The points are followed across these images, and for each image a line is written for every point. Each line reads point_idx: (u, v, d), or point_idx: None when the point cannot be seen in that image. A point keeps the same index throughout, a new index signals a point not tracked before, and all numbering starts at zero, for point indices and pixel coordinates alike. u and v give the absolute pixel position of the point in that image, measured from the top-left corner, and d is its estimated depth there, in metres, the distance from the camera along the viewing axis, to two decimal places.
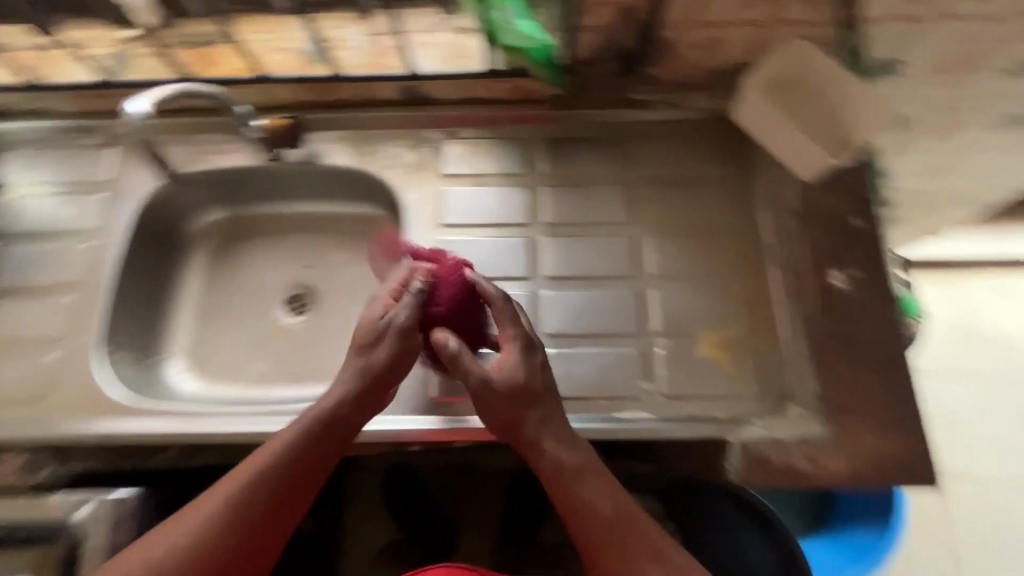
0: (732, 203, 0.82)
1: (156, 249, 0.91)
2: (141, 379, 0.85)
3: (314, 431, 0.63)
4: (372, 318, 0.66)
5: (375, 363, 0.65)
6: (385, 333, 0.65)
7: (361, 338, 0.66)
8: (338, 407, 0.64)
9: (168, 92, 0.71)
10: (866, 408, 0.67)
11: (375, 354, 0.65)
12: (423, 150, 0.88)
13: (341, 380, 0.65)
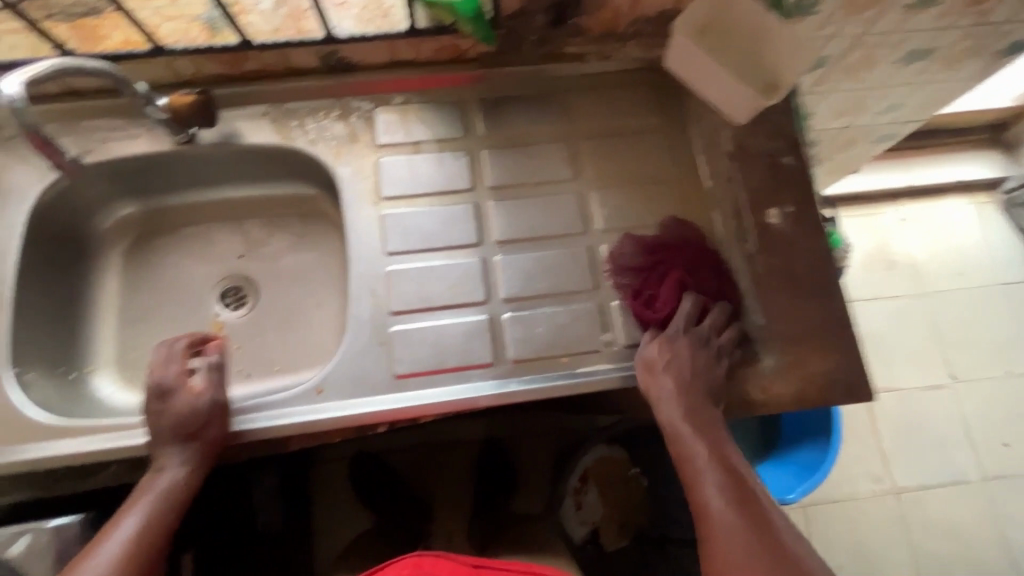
0: (670, 151, 0.83)
1: (60, 254, 0.82)
2: (64, 398, 0.77)
3: (162, 510, 0.62)
4: (189, 410, 0.66)
5: (211, 441, 0.67)
6: (206, 413, 0.67)
7: (183, 427, 0.65)
8: (177, 488, 0.64)
9: (44, 68, 0.60)
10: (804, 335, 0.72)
11: (205, 435, 0.67)
12: (353, 120, 0.82)
13: (177, 466, 0.65)
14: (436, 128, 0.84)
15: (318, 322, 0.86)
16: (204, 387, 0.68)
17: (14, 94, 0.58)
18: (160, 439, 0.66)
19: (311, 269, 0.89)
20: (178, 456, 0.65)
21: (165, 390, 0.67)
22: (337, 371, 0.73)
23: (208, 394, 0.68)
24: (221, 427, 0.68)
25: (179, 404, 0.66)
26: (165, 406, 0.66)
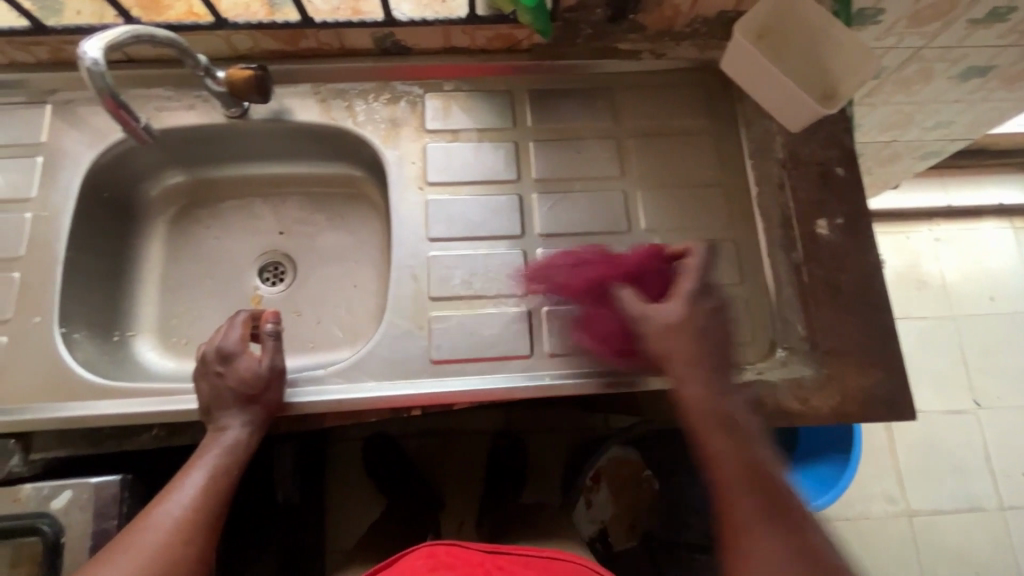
0: (719, 155, 0.82)
1: (110, 218, 0.83)
2: (107, 359, 0.79)
3: (226, 465, 0.65)
4: (252, 374, 0.68)
5: (270, 405, 0.69)
6: (267, 378, 0.69)
7: (246, 389, 0.68)
8: (240, 446, 0.67)
9: (122, 35, 0.61)
10: (877, 355, 0.71)
11: (266, 398, 0.69)
12: (403, 104, 0.83)
13: (239, 426, 0.67)
14: (484, 115, 0.83)
15: (354, 303, 0.87)
16: (263, 353, 0.70)
17: (96, 58, 0.59)
18: (219, 402, 0.68)
19: (349, 248, 0.90)
20: (240, 418, 0.67)
21: (226, 354, 0.68)
22: (376, 353, 0.73)
23: (268, 360, 0.70)
24: (280, 389, 0.70)
25: (240, 368, 0.68)
26: (228, 370, 0.68)
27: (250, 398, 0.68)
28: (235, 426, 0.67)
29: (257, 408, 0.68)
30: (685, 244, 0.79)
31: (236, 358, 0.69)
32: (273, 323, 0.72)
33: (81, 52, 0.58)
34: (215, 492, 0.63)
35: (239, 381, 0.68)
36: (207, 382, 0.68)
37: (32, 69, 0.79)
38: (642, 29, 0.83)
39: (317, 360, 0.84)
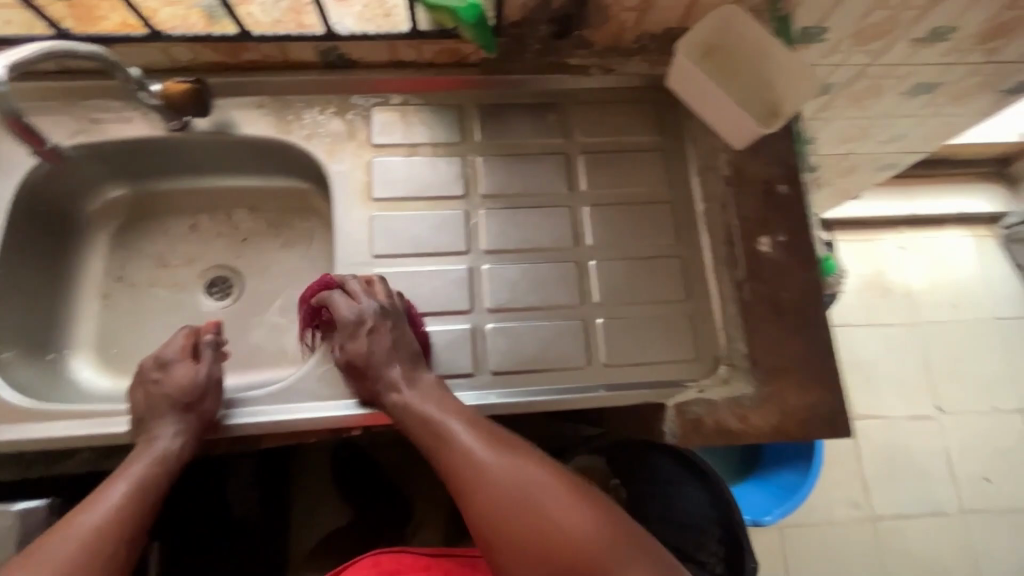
0: (667, 171, 0.82)
1: (45, 233, 0.81)
2: (41, 380, 0.76)
3: (153, 477, 0.64)
4: (186, 382, 0.68)
5: (205, 415, 0.68)
6: (204, 386, 0.68)
7: (180, 398, 0.67)
8: (171, 457, 0.65)
9: (37, 52, 0.60)
10: (808, 372, 0.72)
11: (201, 408, 0.68)
12: (350, 117, 0.81)
13: (171, 437, 0.66)
14: (432, 130, 0.82)
15: (302, 319, 0.86)
16: (202, 363, 0.70)
17: None
18: (154, 411, 0.67)
19: (296, 262, 0.88)
20: (171, 428, 0.66)
21: (164, 362, 0.69)
22: (317, 371, 0.72)
23: (205, 370, 0.69)
24: (218, 396, 0.70)
25: (176, 376, 0.68)
26: (165, 378, 0.68)
27: (185, 405, 0.67)
28: (165, 435, 0.66)
29: (192, 415, 0.67)
30: (631, 261, 0.79)
31: (172, 369, 0.69)
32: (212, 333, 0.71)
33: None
34: (136, 505, 0.61)
35: (168, 386, 0.67)
36: (144, 391, 0.68)
37: None
38: (591, 44, 0.83)
39: (264, 377, 0.83)
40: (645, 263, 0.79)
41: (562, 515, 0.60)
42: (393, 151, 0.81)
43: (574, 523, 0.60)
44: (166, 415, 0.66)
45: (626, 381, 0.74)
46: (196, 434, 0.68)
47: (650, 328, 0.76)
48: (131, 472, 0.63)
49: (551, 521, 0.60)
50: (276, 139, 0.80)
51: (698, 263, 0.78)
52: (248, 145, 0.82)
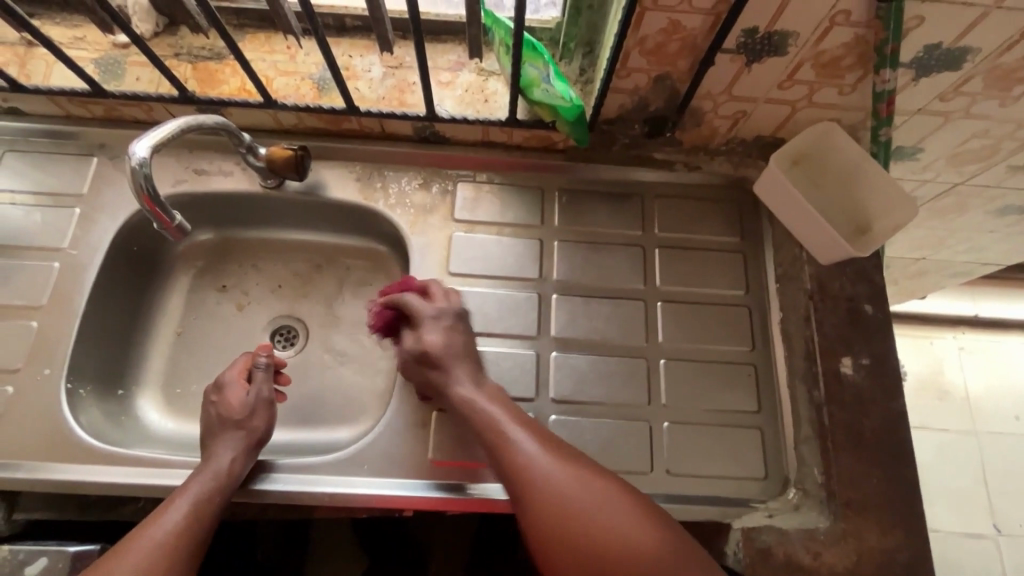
0: (743, 276, 0.82)
1: (135, 271, 0.84)
2: (109, 417, 0.78)
3: (212, 492, 0.61)
4: (238, 402, 0.68)
5: (255, 433, 0.68)
6: (253, 405, 0.69)
7: (232, 417, 0.67)
8: (229, 472, 0.63)
9: (172, 131, 0.63)
10: (885, 509, 0.68)
11: (252, 426, 0.68)
12: (435, 190, 0.84)
13: (224, 453, 0.65)
14: (514, 211, 0.84)
15: (361, 380, 0.86)
16: (255, 384, 0.70)
17: (143, 158, 0.60)
18: (210, 432, 0.67)
19: (362, 321, 0.89)
20: (226, 445, 0.65)
21: (219, 385, 0.70)
22: (375, 446, 0.71)
23: (258, 393, 0.70)
24: (267, 414, 0.70)
25: (230, 396, 0.69)
26: (219, 399, 0.69)
27: (237, 426, 0.67)
28: (219, 457, 0.64)
29: (243, 433, 0.67)
30: (702, 364, 0.77)
31: (225, 389, 0.69)
32: (267, 355, 0.72)
33: (129, 151, 0.60)
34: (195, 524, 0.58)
35: (223, 408, 0.68)
36: (203, 413, 0.69)
37: (86, 124, 0.82)
38: (679, 143, 0.84)
39: (319, 435, 0.83)
40: (715, 368, 0.77)
41: (608, 506, 0.55)
42: (474, 228, 0.82)
43: (617, 513, 0.54)
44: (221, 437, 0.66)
45: (689, 494, 0.71)
46: (245, 454, 0.66)
47: (718, 438, 0.73)
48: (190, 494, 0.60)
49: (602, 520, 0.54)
50: (364, 204, 0.83)
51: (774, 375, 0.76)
52: (335, 206, 0.84)
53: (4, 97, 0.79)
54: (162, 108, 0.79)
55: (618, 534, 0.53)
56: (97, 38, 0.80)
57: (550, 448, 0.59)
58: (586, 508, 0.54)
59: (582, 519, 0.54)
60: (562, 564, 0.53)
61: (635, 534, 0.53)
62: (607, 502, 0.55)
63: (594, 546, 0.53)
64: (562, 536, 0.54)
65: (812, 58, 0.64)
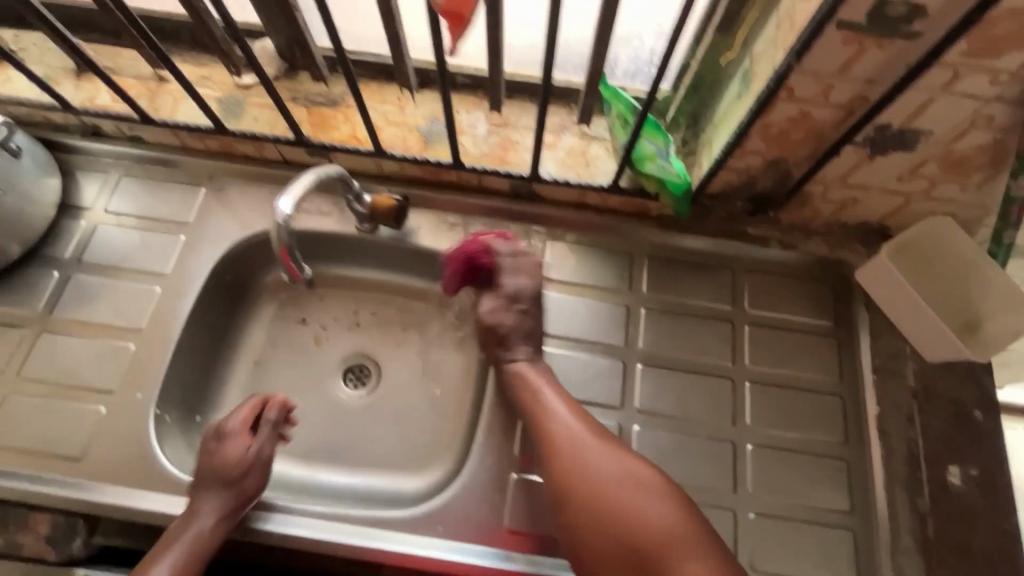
0: (836, 364, 0.79)
1: (226, 299, 0.86)
2: (187, 444, 0.79)
3: (190, 557, 0.63)
4: (235, 457, 0.68)
5: (244, 494, 0.68)
6: (249, 464, 0.69)
7: (226, 473, 0.67)
8: (208, 536, 0.64)
9: (307, 183, 0.66)
10: None
11: (243, 485, 0.68)
12: (525, 247, 0.84)
13: (207, 515, 0.65)
14: (602, 274, 0.83)
15: (430, 429, 0.85)
16: (256, 439, 0.70)
17: (286, 213, 0.64)
18: (198, 484, 0.67)
19: (435, 366, 0.89)
20: (212, 504, 0.65)
21: (223, 432, 0.70)
22: (450, 507, 0.70)
23: (257, 447, 0.70)
24: (260, 475, 0.69)
25: (229, 449, 0.69)
26: (217, 449, 0.69)
27: (229, 485, 0.67)
28: (201, 516, 0.65)
29: (231, 495, 0.66)
30: (790, 454, 0.74)
31: (224, 441, 0.69)
32: (276, 411, 0.72)
33: (274, 206, 0.64)
34: None
35: (218, 459, 0.68)
36: (200, 458, 0.69)
37: (199, 156, 0.86)
38: (776, 220, 0.82)
39: (385, 482, 0.82)
40: (805, 461, 0.74)
41: (632, 500, 0.63)
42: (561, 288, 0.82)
43: (649, 510, 0.62)
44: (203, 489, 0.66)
45: None
46: (225, 514, 0.66)
47: (805, 536, 0.70)
48: (173, 554, 0.63)
49: (632, 506, 0.63)
50: (453, 254, 0.84)
51: (870, 474, 0.73)
52: (423, 254, 0.85)
53: (130, 126, 0.83)
54: (275, 149, 0.83)
55: (641, 514, 0.62)
56: (221, 77, 0.84)
57: (581, 422, 0.69)
58: (621, 498, 0.63)
59: (613, 503, 0.63)
60: (602, 534, 0.62)
61: (659, 517, 0.62)
62: (640, 493, 0.63)
63: (632, 540, 0.61)
64: (596, 522, 0.63)
65: (942, 156, 0.63)
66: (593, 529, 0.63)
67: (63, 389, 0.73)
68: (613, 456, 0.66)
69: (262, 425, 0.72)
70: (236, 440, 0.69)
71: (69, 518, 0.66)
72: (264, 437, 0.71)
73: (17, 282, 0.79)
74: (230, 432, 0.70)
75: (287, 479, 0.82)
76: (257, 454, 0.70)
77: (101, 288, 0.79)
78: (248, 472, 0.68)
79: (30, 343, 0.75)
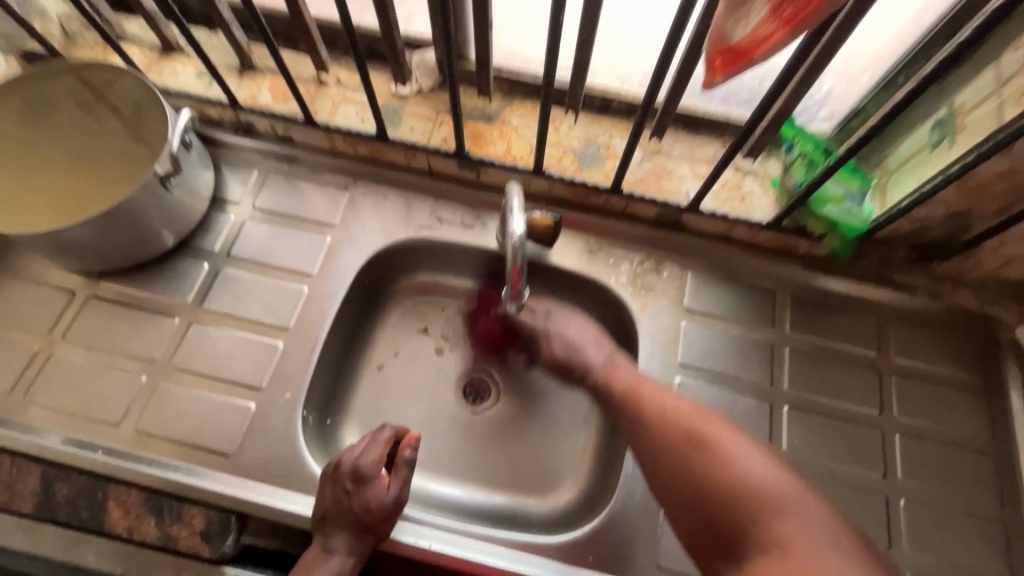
0: (988, 424, 0.76)
1: (361, 303, 0.87)
2: (320, 447, 0.78)
3: None
4: (376, 503, 0.64)
5: (379, 535, 0.65)
6: (389, 509, 0.65)
7: (366, 519, 0.64)
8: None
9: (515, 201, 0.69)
10: None
11: (379, 528, 0.65)
12: (667, 276, 0.83)
13: (345, 553, 0.64)
14: (746, 309, 0.81)
15: (554, 452, 0.84)
16: (394, 481, 0.65)
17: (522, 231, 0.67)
18: (334, 520, 0.64)
19: (560, 387, 0.88)
20: (349, 544, 0.64)
21: (360, 474, 0.64)
22: (596, 538, 0.68)
23: (395, 492, 0.65)
24: (394, 516, 0.66)
25: (369, 494, 0.64)
26: (355, 493, 0.63)
27: (368, 528, 0.64)
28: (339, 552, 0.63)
29: (369, 535, 0.65)
30: (942, 514, 0.72)
31: (361, 483, 0.64)
32: (413, 451, 0.66)
33: (510, 230, 0.66)
34: None
35: (357, 502, 0.63)
36: (333, 495, 0.64)
37: (346, 160, 0.87)
38: (927, 270, 0.81)
39: (510, 501, 0.81)
40: (959, 520, 0.71)
41: (728, 456, 0.57)
42: (703, 320, 0.81)
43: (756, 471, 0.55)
44: (342, 528, 0.64)
45: None
46: (359, 551, 0.64)
47: None
48: None
49: (736, 470, 0.55)
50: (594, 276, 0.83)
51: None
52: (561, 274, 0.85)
53: (286, 126, 0.85)
54: (426, 158, 0.84)
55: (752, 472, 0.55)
56: (378, 85, 0.85)
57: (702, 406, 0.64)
58: (735, 463, 0.56)
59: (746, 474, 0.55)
60: (709, 499, 0.55)
61: (769, 482, 0.54)
62: (736, 449, 0.57)
63: (728, 496, 0.54)
64: (705, 484, 0.56)
65: None
66: (692, 495, 0.57)
67: (214, 381, 0.73)
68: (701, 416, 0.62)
69: (399, 466, 0.66)
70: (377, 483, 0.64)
71: (223, 516, 0.66)
72: (403, 479, 0.65)
73: (170, 271, 0.79)
74: (368, 475, 0.64)
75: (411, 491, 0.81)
76: (396, 496, 0.65)
77: (248, 283, 0.79)
78: (387, 517, 0.65)
79: (182, 333, 0.76)
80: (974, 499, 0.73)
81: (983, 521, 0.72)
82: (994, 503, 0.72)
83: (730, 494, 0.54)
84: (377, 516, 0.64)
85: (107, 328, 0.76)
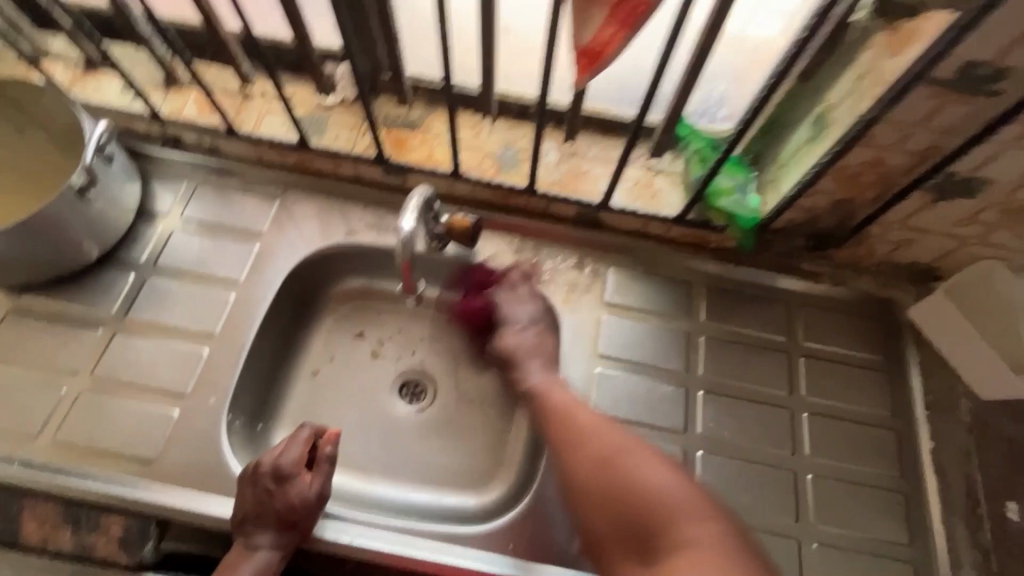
0: (890, 400, 0.81)
1: (292, 310, 0.88)
2: (249, 452, 0.79)
3: None
4: (299, 499, 0.65)
5: (305, 530, 0.67)
6: (313, 503, 0.66)
7: (290, 516, 0.65)
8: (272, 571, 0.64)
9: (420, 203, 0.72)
10: None
11: (304, 523, 0.66)
12: (587, 271, 0.86)
13: (270, 550, 0.64)
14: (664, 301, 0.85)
15: (486, 447, 0.85)
16: (317, 477, 0.67)
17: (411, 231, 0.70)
18: (256, 520, 0.64)
19: (491, 385, 0.90)
20: (273, 541, 0.64)
21: (280, 472, 0.65)
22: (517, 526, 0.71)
23: (317, 487, 0.67)
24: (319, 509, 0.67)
25: (292, 490, 0.65)
26: (278, 492, 0.65)
27: (293, 524, 0.66)
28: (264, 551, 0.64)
29: (295, 531, 0.66)
30: (847, 486, 0.76)
31: (282, 479, 0.65)
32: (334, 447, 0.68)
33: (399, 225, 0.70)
34: None
35: (280, 500, 0.64)
36: (255, 495, 0.65)
37: (274, 169, 0.89)
38: (830, 257, 0.86)
39: (442, 498, 0.82)
40: (861, 491, 0.76)
41: (639, 465, 0.62)
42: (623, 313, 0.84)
43: (658, 477, 0.61)
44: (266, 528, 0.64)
45: None
46: (285, 548, 0.65)
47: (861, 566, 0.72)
48: None
49: (644, 481, 0.60)
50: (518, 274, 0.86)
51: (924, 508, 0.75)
52: None
53: (212, 138, 0.87)
54: (351, 165, 0.86)
55: (651, 484, 0.60)
56: (303, 96, 0.88)
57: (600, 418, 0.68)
58: (629, 484, 0.61)
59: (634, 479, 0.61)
60: (615, 515, 0.60)
61: (671, 494, 0.59)
62: (642, 462, 0.62)
63: (637, 508, 0.59)
64: (606, 506, 0.61)
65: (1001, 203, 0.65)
66: (595, 503, 0.62)
67: (137, 390, 0.74)
68: (620, 435, 0.66)
69: (320, 463, 0.68)
70: (299, 480, 0.66)
71: (143, 523, 0.66)
72: (325, 473, 0.68)
73: (94, 283, 0.80)
74: (291, 473, 0.66)
75: (344, 492, 0.83)
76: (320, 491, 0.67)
77: (174, 292, 0.80)
78: (312, 511, 0.66)
79: (104, 345, 0.76)
80: (877, 471, 0.77)
81: (885, 491, 0.76)
82: (896, 474, 0.77)
83: (633, 503, 0.59)
84: (301, 511, 0.66)
85: (29, 341, 0.76)
